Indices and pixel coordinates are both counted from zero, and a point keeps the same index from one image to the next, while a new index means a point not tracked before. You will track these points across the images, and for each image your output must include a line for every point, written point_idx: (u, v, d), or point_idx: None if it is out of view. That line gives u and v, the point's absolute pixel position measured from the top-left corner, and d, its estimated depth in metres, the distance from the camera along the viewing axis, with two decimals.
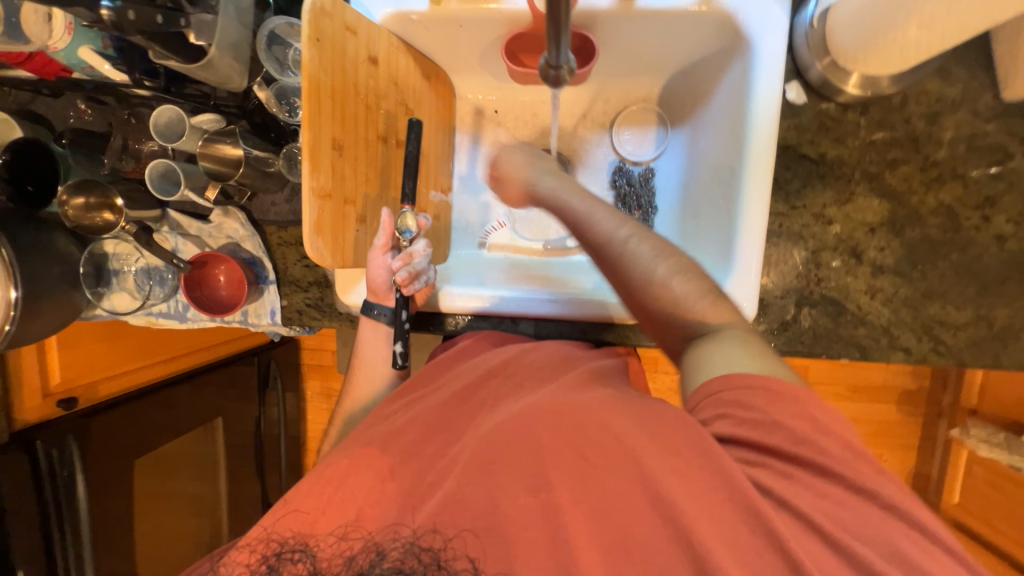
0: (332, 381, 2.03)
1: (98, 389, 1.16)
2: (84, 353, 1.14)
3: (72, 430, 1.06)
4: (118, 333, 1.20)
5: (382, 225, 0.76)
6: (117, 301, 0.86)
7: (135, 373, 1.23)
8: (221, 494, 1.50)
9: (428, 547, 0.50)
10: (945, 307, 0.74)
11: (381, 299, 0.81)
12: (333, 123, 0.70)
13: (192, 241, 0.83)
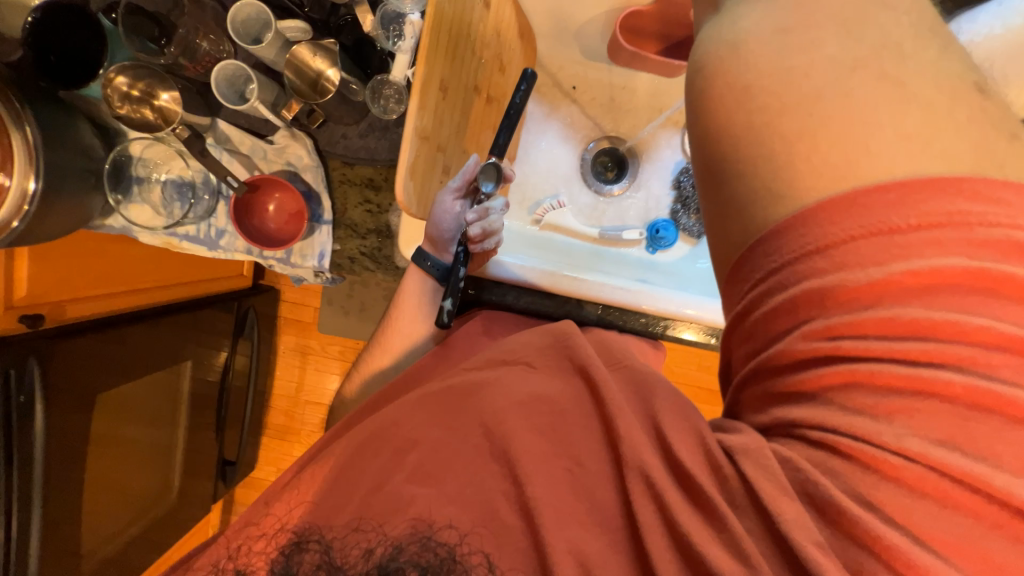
0: (312, 339, 1.73)
1: (66, 310, 0.98)
2: (55, 268, 0.98)
3: (35, 351, 0.82)
4: (95, 252, 1.06)
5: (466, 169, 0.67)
6: (137, 213, 0.74)
7: (111, 298, 1.07)
8: (179, 443, 1.20)
9: (444, 543, 0.41)
10: None
11: (436, 249, 0.72)
12: (444, 62, 0.64)
13: (240, 160, 0.73)
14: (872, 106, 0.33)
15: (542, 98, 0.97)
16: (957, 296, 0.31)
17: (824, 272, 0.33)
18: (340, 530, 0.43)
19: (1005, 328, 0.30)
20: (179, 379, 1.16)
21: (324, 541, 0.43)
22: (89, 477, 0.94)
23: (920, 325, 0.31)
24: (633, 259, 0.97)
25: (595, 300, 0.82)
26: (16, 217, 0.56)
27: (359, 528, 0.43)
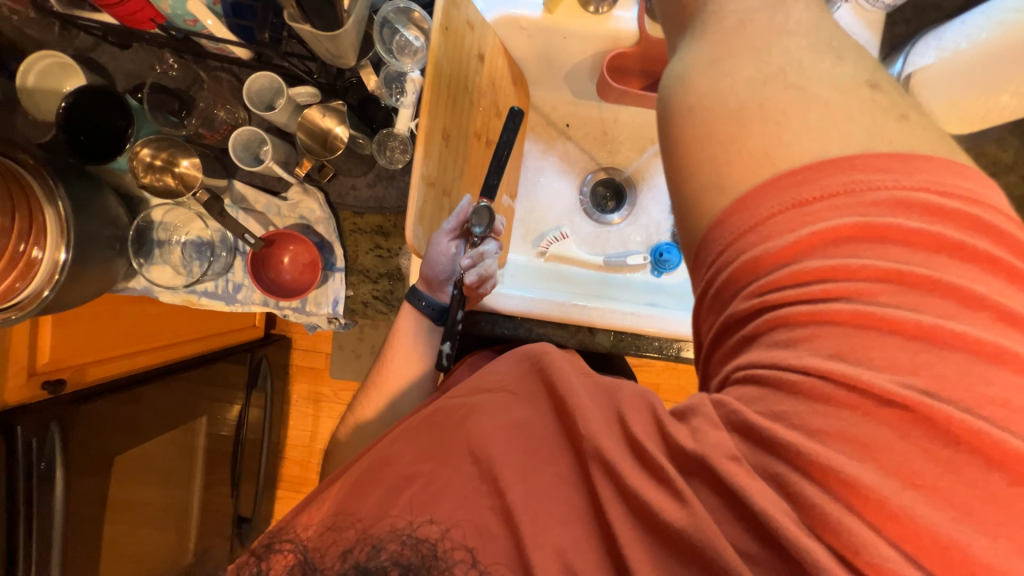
0: (325, 386, 1.74)
1: (86, 374, 1.00)
2: (74, 334, 1.00)
3: (57, 417, 0.83)
4: (110, 313, 1.08)
5: (460, 213, 0.69)
6: (158, 274, 0.78)
7: (124, 359, 1.09)
8: (193, 502, 1.18)
9: (424, 539, 0.41)
10: None
11: (430, 289, 0.74)
12: (445, 114, 0.68)
13: (255, 217, 0.77)
14: (796, 98, 0.35)
15: (537, 138, 1.02)
16: (857, 245, 0.32)
17: (750, 246, 0.34)
18: (317, 536, 0.43)
19: (931, 274, 0.30)
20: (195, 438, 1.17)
21: (302, 546, 0.43)
22: (105, 545, 0.93)
23: (831, 271, 0.31)
24: (638, 283, 0.99)
25: (605, 326, 0.82)
26: (46, 286, 0.60)
27: (336, 529, 0.43)
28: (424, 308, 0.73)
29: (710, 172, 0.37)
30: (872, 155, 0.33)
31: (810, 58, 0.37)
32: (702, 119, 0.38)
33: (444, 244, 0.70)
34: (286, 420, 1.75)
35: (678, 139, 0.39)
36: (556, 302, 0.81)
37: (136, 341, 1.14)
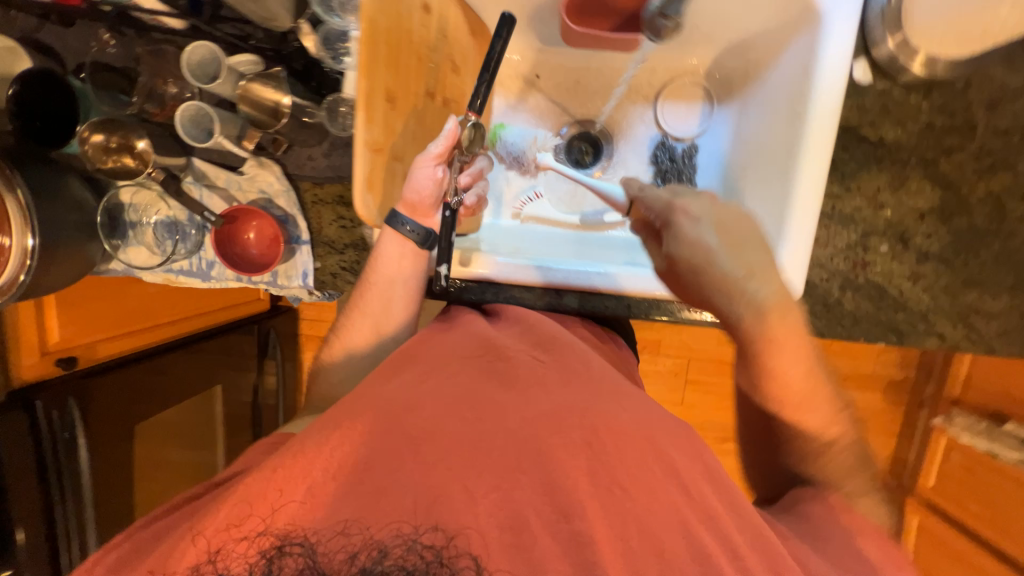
0: None
1: (97, 350, 1.08)
2: (85, 313, 1.06)
3: (73, 391, 0.97)
4: (116, 292, 1.13)
5: (447, 136, 0.66)
6: (135, 255, 0.80)
7: (133, 336, 1.16)
8: (216, 462, 1.37)
9: (430, 546, 0.46)
10: (982, 296, 0.76)
11: (417, 214, 0.73)
12: (387, 74, 0.65)
13: (218, 194, 0.77)
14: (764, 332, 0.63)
15: (506, 92, 0.97)
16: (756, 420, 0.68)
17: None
18: (324, 534, 0.47)
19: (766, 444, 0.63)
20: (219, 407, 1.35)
21: (309, 545, 0.46)
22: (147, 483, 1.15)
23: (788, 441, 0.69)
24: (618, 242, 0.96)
25: (572, 287, 0.81)
26: (22, 272, 0.63)
27: (345, 531, 0.47)
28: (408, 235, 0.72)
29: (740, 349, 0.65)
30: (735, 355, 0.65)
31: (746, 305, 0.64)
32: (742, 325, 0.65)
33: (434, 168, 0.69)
34: (298, 384, 1.84)
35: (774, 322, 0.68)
36: (522, 267, 0.81)
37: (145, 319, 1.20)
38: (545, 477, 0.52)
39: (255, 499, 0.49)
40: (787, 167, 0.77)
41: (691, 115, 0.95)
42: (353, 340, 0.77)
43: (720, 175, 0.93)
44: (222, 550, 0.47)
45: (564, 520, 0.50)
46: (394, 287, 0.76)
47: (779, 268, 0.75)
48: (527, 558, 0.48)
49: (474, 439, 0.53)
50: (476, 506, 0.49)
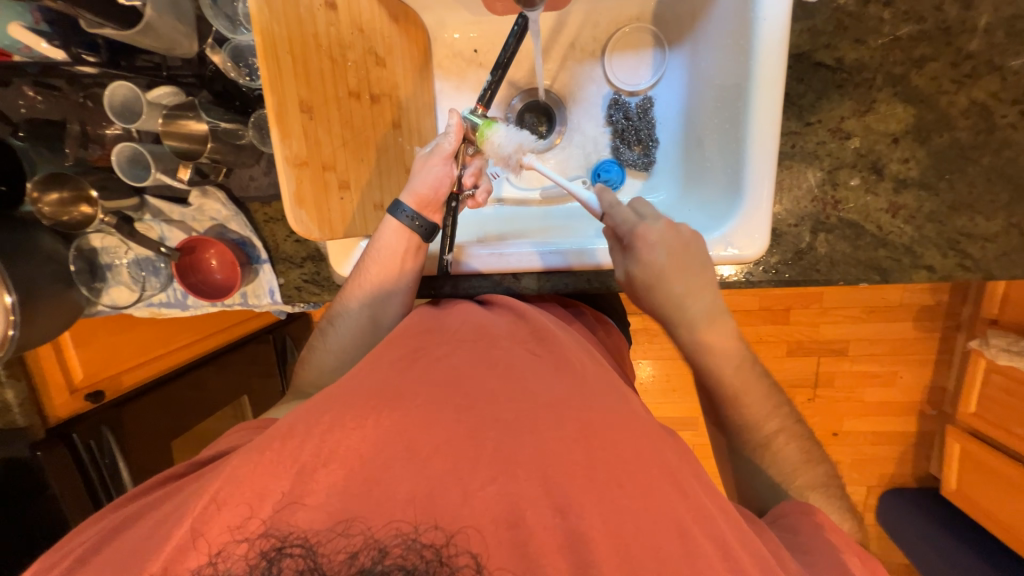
0: None
1: (122, 380, 1.14)
2: (102, 347, 1.10)
3: (106, 421, 1.07)
4: (128, 325, 1.14)
5: (457, 131, 0.71)
6: (117, 295, 0.84)
7: (151, 363, 1.20)
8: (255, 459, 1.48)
9: (430, 543, 0.43)
10: (973, 219, 0.69)
11: (422, 207, 0.73)
12: (298, 84, 0.64)
13: (177, 227, 0.79)
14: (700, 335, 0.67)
15: (446, 74, 0.92)
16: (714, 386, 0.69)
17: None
18: (325, 535, 0.43)
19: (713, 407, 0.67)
20: (242, 411, 1.44)
21: (309, 545, 0.43)
22: None
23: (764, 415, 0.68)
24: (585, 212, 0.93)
25: (528, 270, 0.79)
26: (9, 327, 0.68)
27: (345, 531, 0.44)
28: (409, 223, 0.71)
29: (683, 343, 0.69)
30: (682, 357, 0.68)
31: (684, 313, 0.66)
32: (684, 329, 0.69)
33: (445, 161, 0.72)
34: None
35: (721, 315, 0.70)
36: (481, 256, 0.78)
37: (159, 343, 1.21)
38: (541, 465, 0.48)
39: (254, 500, 0.46)
40: (740, 109, 0.71)
41: (643, 65, 0.89)
42: (342, 334, 0.75)
43: (681, 126, 0.88)
44: (223, 551, 0.44)
45: (560, 516, 0.46)
46: (391, 282, 0.73)
47: (741, 220, 0.71)
48: (527, 553, 0.44)
49: (468, 427, 0.50)
50: (471, 502, 0.46)
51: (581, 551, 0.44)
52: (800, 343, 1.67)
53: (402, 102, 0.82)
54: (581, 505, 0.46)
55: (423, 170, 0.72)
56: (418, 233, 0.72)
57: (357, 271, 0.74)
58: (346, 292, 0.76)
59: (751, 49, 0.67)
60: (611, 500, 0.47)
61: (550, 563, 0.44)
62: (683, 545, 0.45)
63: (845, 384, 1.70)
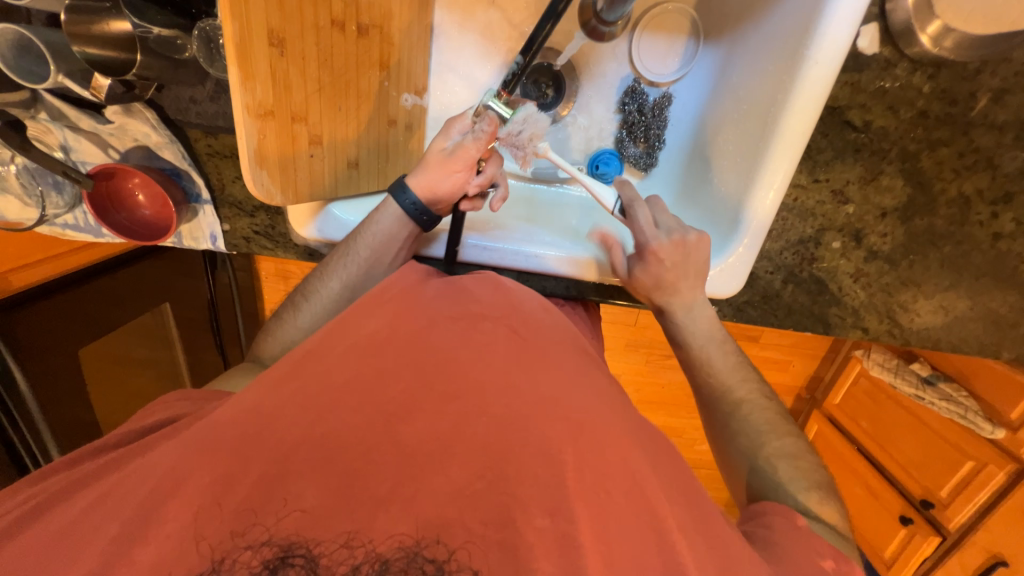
0: (291, 264, 1.56)
1: (11, 280, 0.94)
2: None
3: None
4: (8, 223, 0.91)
5: (489, 132, 0.64)
6: (5, 206, 0.68)
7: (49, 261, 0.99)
8: (180, 362, 1.35)
9: (432, 560, 0.43)
10: (914, 296, 0.75)
11: (428, 196, 0.68)
12: (268, 7, 0.50)
13: (87, 138, 0.64)
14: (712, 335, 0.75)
15: (449, 5, 0.77)
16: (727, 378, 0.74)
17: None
18: (329, 545, 0.43)
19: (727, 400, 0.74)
20: (163, 319, 1.28)
21: (310, 556, 0.42)
22: (95, 387, 1.14)
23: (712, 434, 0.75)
24: (572, 202, 0.88)
25: (509, 267, 0.77)
26: None
27: (348, 543, 0.43)
28: (409, 209, 0.68)
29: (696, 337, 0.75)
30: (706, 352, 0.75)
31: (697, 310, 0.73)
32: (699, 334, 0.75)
33: (468, 168, 0.66)
34: (259, 295, 1.61)
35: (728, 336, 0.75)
36: (473, 248, 0.75)
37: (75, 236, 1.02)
38: (526, 464, 0.49)
39: (259, 503, 0.44)
40: (758, 144, 0.68)
41: (673, 55, 0.80)
42: (313, 316, 0.70)
43: (692, 134, 0.83)
44: (227, 558, 0.41)
45: (547, 517, 0.46)
46: (379, 276, 0.70)
47: (724, 258, 0.71)
48: (514, 555, 0.44)
49: (450, 419, 0.50)
50: (459, 500, 0.46)
51: (569, 555, 0.44)
52: None
53: (394, 37, 0.67)
54: (564, 510, 0.46)
55: (442, 175, 0.67)
56: (416, 220, 0.68)
57: (338, 255, 0.69)
58: (323, 273, 0.70)
59: (792, 87, 0.63)
60: (593, 503, 0.48)
61: (538, 565, 0.43)
62: (656, 553, 0.47)
63: None
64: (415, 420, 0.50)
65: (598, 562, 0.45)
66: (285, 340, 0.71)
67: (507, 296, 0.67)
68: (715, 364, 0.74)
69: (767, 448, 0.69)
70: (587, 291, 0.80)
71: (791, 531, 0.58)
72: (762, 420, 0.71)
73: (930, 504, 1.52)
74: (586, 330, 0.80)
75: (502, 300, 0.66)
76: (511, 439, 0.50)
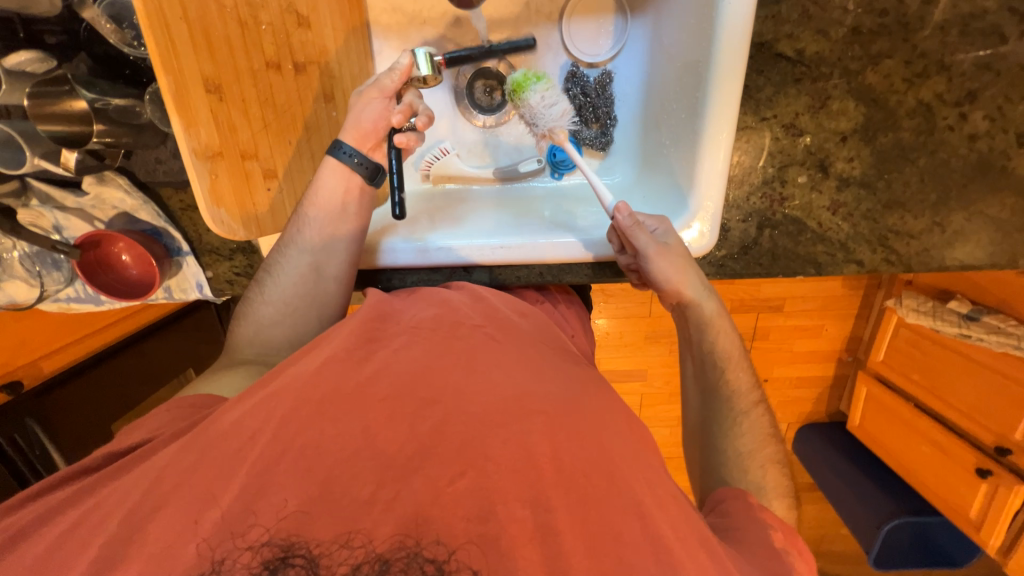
0: None
1: (43, 366, 0.98)
2: (14, 337, 0.93)
3: (31, 412, 0.95)
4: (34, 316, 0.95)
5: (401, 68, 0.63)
6: (14, 291, 0.72)
7: (77, 344, 1.03)
8: None
9: (433, 559, 0.41)
10: (903, 217, 0.71)
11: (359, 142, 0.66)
12: (198, 57, 0.54)
13: (75, 215, 0.70)
14: (699, 341, 0.71)
15: (386, 35, 0.81)
16: (711, 383, 0.70)
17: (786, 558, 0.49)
18: (328, 545, 0.41)
19: (703, 415, 0.70)
20: None
21: (311, 557, 0.41)
22: None
23: (698, 445, 0.70)
24: (539, 193, 0.90)
25: (476, 264, 0.77)
26: None
27: (349, 543, 0.42)
28: (350, 165, 0.65)
29: (693, 333, 0.72)
30: (691, 354, 0.73)
31: (696, 305, 0.70)
32: (688, 332, 0.72)
33: (383, 98, 0.64)
34: None
35: (720, 331, 0.71)
36: (444, 250, 0.75)
37: (99, 317, 1.05)
38: (509, 452, 0.47)
39: (255, 504, 0.43)
40: (696, 97, 0.69)
41: (603, 33, 0.82)
42: (280, 296, 0.68)
43: (641, 104, 0.84)
44: (227, 560, 0.41)
45: (531, 509, 0.44)
46: (340, 242, 0.68)
47: (691, 214, 0.70)
48: (498, 547, 0.42)
49: (431, 420, 0.49)
50: (443, 498, 0.44)
51: (553, 545, 0.43)
52: (739, 302, 1.69)
53: (334, 71, 0.71)
54: (549, 497, 0.45)
55: (362, 109, 0.65)
56: (363, 176, 0.67)
57: (299, 231, 0.67)
58: (285, 253, 0.68)
59: (711, 32, 0.63)
60: (576, 484, 0.46)
61: (522, 556, 0.42)
62: (642, 530, 0.45)
63: (778, 337, 1.75)
64: (391, 424, 0.49)
65: (582, 545, 0.43)
66: (251, 328, 0.69)
67: (485, 302, 0.69)
68: (703, 360, 0.71)
69: (739, 451, 0.65)
70: (563, 276, 0.80)
71: (758, 512, 0.56)
72: (741, 429, 0.67)
73: (1005, 450, 1.31)
74: (567, 318, 0.80)
75: (478, 305, 0.67)
76: (492, 428, 0.48)
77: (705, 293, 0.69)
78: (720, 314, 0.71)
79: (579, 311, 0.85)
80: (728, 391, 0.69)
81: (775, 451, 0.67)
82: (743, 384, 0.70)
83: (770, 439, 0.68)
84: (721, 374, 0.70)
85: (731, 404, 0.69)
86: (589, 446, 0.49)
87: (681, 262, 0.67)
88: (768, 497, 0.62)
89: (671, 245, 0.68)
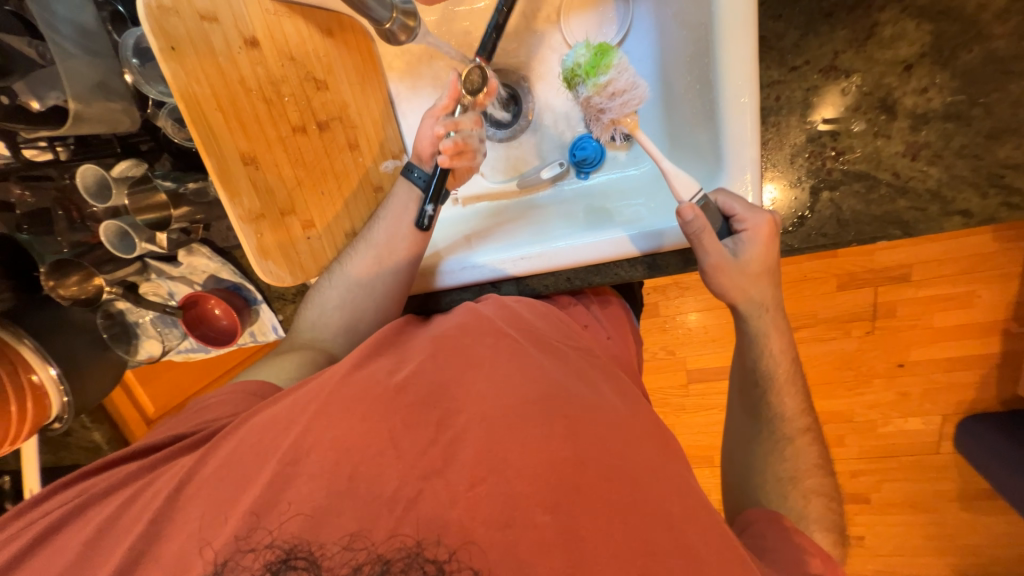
0: None
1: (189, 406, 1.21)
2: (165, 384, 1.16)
3: None
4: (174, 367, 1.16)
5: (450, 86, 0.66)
6: (151, 347, 0.91)
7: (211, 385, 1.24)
8: None
9: (432, 560, 0.41)
10: (1018, 147, 0.56)
11: (420, 159, 0.71)
12: (235, 137, 0.64)
13: (180, 282, 0.86)
14: (745, 354, 0.65)
15: (400, 76, 0.87)
16: (754, 398, 0.65)
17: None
18: (329, 547, 0.42)
19: (743, 428, 0.66)
20: None
21: (313, 558, 0.42)
22: None
23: (732, 459, 0.66)
24: (567, 196, 0.86)
25: (502, 279, 0.77)
26: (64, 393, 0.79)
27: (351, 545, 0.42)
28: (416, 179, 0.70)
29: (740, 341, 0.65)
30: (737, 366, 0.67)
31: (752, 311, 0.62)
32: (739, 339, 0.65)
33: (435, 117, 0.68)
34: None
35: (775, 345, 0.63)
36: (473, 270, 0.76)
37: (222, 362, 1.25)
38: (526, 456, 0.44)
39: (262, 508, 0.44)
40: (708, 63, 0.62)
41: (606, 21, 0.79)
42: (320, 333, 0.75)
43: (659, 82, 0.76)
44: (229, 561, 0.43)
45: (551, 514, 0.42)
46: (387, 293, 0.75)
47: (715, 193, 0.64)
48: (517, 554, 0.41)
49: None
50: (462, 501, 0.43)
51: (575, 550, 0.41)
52: (850, 275, 1.32)
53: (355, 121, 0.78)
54: (571, 502, 0.43)
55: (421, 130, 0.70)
56: (422, 187, 0.70)
57: (342, 280, 0.74)
58: (327, 298, 0.75)
59: None
60: (598, 488, 0.43)
61: (543, 562, 0.40)
62: (671, 540, 0.42)
63: (910, 312, 1.33)
64: None
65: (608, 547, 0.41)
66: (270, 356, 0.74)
67: (515, 314, 0.63)
68: (752, 373, 0.64)
69: (780, 475, 0.60)
70: (594, 277, 0.77)
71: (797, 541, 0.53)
72: (785, 454, 0.61)
73: None
74: (600, 321, 0.76)
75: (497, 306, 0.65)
76: None
77: (762, 305, 0.62)
78: (778, 328, 0.63)
79: (614, 312, 0.80)
80: (779, 413, 0.63)
81: (825, 480, 0.60)
82: (792, 405, 0.63)
83: (822, 465, 0.61)
84: (770, 393, 0.64)
85: (775, 427, 0.63)
86: (615, 449, 0.46)
87: (745, 268, 0.59)
88: (807, 527, 0.56)
89: (736, 248, 0.59)
